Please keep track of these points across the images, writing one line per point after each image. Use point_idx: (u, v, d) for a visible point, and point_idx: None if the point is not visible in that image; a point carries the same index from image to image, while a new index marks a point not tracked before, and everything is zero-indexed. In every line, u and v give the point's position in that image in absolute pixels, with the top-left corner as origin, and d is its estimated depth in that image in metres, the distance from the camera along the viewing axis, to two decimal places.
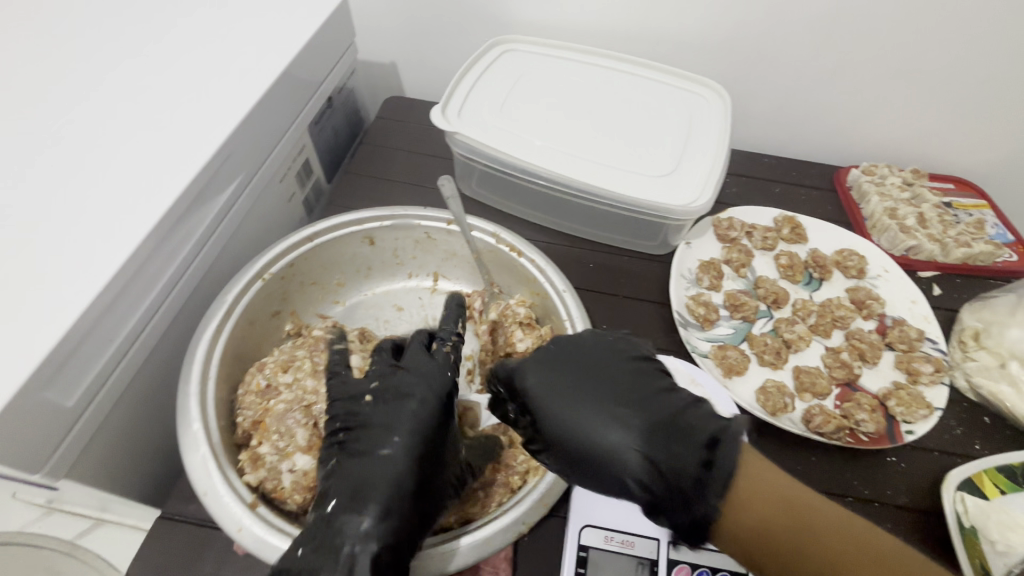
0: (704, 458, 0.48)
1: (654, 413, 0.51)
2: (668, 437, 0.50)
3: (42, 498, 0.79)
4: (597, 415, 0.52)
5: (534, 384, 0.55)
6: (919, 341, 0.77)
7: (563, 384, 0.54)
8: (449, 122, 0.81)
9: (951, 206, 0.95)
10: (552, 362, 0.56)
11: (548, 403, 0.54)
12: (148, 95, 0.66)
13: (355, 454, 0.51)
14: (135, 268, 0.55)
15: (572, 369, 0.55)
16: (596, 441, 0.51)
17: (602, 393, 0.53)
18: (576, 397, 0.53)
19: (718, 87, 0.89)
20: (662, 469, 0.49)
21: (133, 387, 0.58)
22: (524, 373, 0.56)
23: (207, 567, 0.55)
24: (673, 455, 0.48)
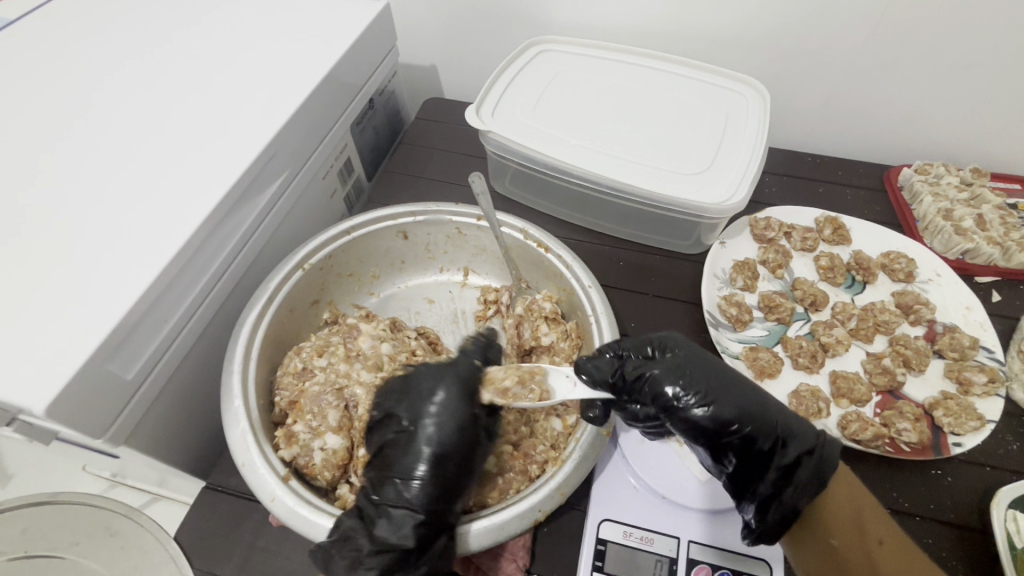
0: (808, 456, 0.51)
1: (775, 406, 0.53)
2: (809, 435, 0.52)
3: (111, 471, 0.85)
4: (733, 388, 0.52)
5: (674, 350, 0.56)
6: (973, 350, 0.72)
7: (702, 357, 0.55)
8: (483, 121, 0.83)
9: (1016, 207, 0.88)
10: (693, 346, 0.57)
11: (694, 372, 0.53)
12: (203, 98, 0.71)
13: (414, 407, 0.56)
14: (188, 254, 0.59)
15: (708, 354, 0.56)
16: (731, 410, 0.51)
17: (744, 381, 0.54)
18: (713, 372, 0.54)
19: (757, 83, 0.87)
20: (782, 448, 0.51)
21: (185, 366, 0.63)
22: (670, 346, 0.57)
23: (245, 536, 0.59)
24: (788, 440, 0.51)
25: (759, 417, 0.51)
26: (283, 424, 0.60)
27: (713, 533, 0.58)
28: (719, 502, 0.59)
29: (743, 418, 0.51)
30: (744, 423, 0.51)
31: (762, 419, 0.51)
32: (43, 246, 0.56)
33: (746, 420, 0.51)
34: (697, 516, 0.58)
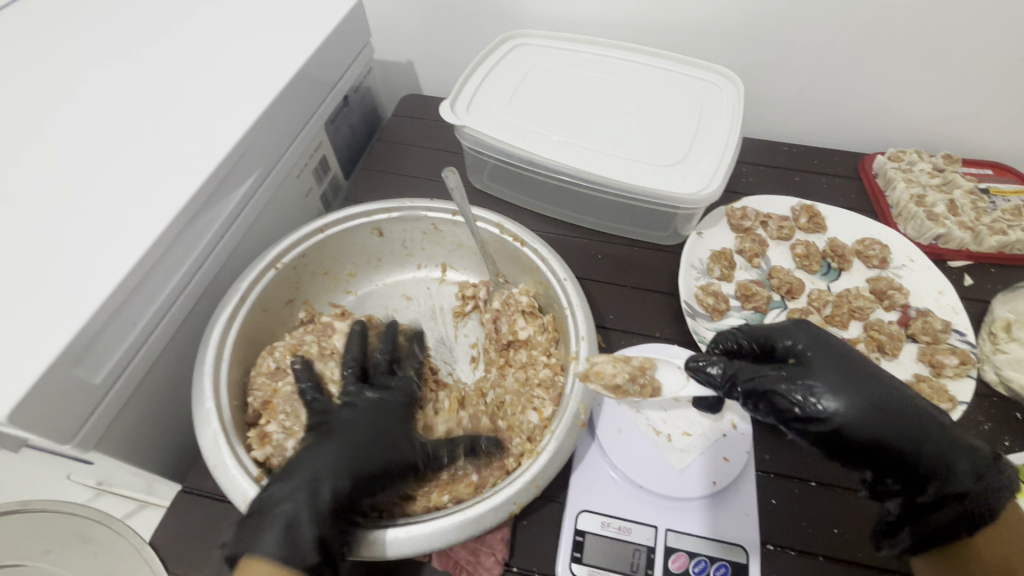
0: (985, 470, 0.49)
1: (923, 409, 0.51)
2: (957, 445, 0.50)
3: (89, 478, 0.83)
4: (858, 393, 0.51)
5: (801, 347, 0.56)
6: (945, 333, 0.73)
7: (829, 359, 0.54)
8: (458, 116, 0.83)
9: (987, 192, 0.89)
10: (822, 334, 0.57)
11: (825, 369, 0.53)
12: (170, 97, 0.70)
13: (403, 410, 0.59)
14: (156, 255, 0.58)
15: (840, 348, 0.56)
16: (874, 412, 0.50)
17: (883, 380, 0.53)
18: (847, 369, 0.53)
19: (731, 73, 0.88)
20: (936, 460, 0.49)
21: (156, 369, 0.62)
22: (793, 339, 0.57)
23: (222, 537, 0.59)
24: (947, 453, 0.49)
25: (900, 423, 0.50)
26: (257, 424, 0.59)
27: (690, 520, 0.58)
28: (696, 489, 0.59)
29: (891, 424, 0.50)
30: (876, 428, 0.50)
31: (900, 429, 0.50)
32: (5, 249, 0.55)
33: (898, 426, 0.50)
34: (674, 504, 0.59)
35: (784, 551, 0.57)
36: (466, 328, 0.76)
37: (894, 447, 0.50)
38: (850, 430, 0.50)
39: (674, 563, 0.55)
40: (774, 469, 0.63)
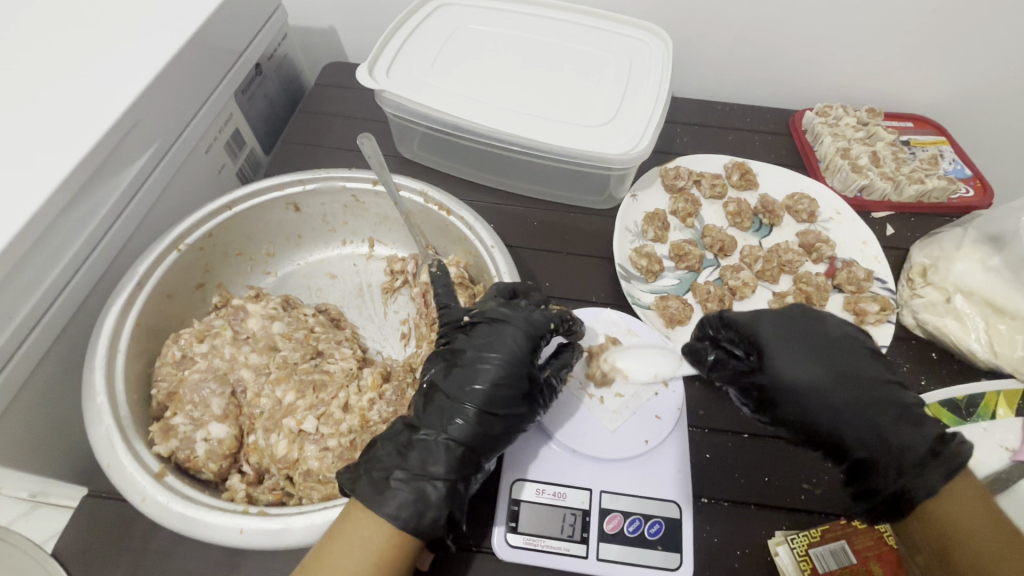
0: (909, 471, 0.51)
1: (851, 395, 0.54)
2: (892, 440, 0.52)
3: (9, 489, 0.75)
4: (799, 371, 0.55)
5: (761, 337, 0.58)
6: (868, 282, 0.75)
7: (780, 345, 0.57)
8: (376, 81, 0.77)
9: (907, 143, 0.92)
10: (784, 323, 0.59)
11: (773, 362, 0.56)
12: (40, 64, 0.62)
13: (452, 374, 0.53)
14: (31, 241, 0.52)
15: (798, 336, 0.58)
16: (803, 401, 0.55)
17: (818, 368, 0.56)
18: (802, 357, 0.56)
19: (659, 29, 0.86)
20: (863, 450, 0.53)
21: (43, 367, 0.57)
22: (749, 325, 0.59)
23: (135, 538, 0.54)
24: (877, 445, 0.53)
25: (824, 413, 0.54)
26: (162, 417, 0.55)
27: (625, 481, 0.58)
28: (631, 449, 0.59)
29: (818, 414, 0.54)
30: (804, 414, 0.55)
31: (840, 421, 0.53)
32: None
33: (832, 416, 0.54)
34: (609, 466, 0.59)
35: (718, 503, 0.58)
36: (396, 304, 0.73)
37: (830, 435, 0.54)
38: (789, 410, 0.55)
39: (609, 524, 0.55)
40: (709, 425, 0.64)
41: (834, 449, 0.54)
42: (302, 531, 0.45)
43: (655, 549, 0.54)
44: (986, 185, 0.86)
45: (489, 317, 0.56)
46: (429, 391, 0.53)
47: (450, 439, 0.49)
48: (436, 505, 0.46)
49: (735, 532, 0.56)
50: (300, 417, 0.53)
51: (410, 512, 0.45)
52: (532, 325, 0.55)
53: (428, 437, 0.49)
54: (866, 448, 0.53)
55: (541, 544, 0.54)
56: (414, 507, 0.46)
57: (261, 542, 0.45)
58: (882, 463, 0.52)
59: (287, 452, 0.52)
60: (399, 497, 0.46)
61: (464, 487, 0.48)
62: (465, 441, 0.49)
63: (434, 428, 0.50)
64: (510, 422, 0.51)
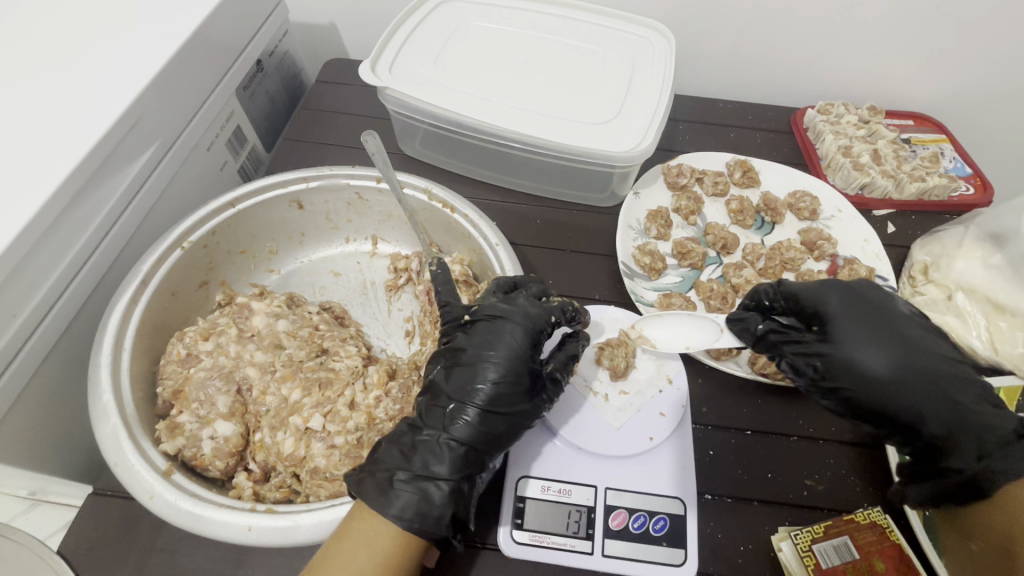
0: (992, 450, 0.51)
1: (936, 375, 0.53)
2: (971, 417, 0.52)
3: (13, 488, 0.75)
4: (879, 348, 0.54)
5: (832, 312, 0.57)
6: (869, 279, 0.75)
7: (856, 321, 0.56)
8: (379, 78, 0.77)
9: (908, 141, 0.92)
10: (856, 298, 0.58)
11: (853, 339, 0.55)
12: (42, 60, 0.61)
13: (453, 373, 0.53)
14: (35, 239, 0.52)
15: (878, 314, 0.56)
16: (883, 380, 0.53)
17: (900, 346, 0.55)
18: (883, 335, 0.55)
19: (662, 27, 0.86)
20: (940, 427, 0.52)
21: (47, 365, 0.56)
22: (826, 302, 0.58)
23: (142, 536, 0.54)
24: (956, 423, 0.52)
25: (903, 391, 0.53)
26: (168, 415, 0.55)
27: (629, 478, 0.58)
28: (635, 445, 0.60)
29: (899, 392, 0.53)
30: (881, 391, 0.53)
31: (924, 399, 0.53)
32: None
33: (913, 393, 0.53)
34: (612, 462, 0.59)
35: (722, 499, 0.58)
36: (399, 302, 0.73)
37: (904, 412, 0.53)
38: (868, 388, 0.54)
39: (614, 521, 0.56)
40: (712, 421, 0.64)
41: (909, 428, 0.54)
42: (310, 532, 0.46)
43: (659, 546, 0.54)
44: (986, 183, 0.87)
45: (488, 312, 0.55)
46: (432, 390, 0.53)
47: (453, 440, 0.49)
48: (440, 505, 0.47)
49: (738, 528, 0.57)
50: (306, 414, 0.53)
51: (413, 513, 0.46)
52: (531, 321, 0.55)
53: (433, 437, 0.49)
54: (945, 425, 0.53)
55: (546, 540, 0.55)
56: (418, 508, 0.46)
57: (269, 539, 0.45)
58: (956, 440, 0.52)
59: (293, 450, 0.52)
60: (403, 498, 0.46)
61: (468, 486, 0.48)
62: (467, 441, 0.49)
63: (436, 428, 0.50)
64: (512, 419, 0.51)
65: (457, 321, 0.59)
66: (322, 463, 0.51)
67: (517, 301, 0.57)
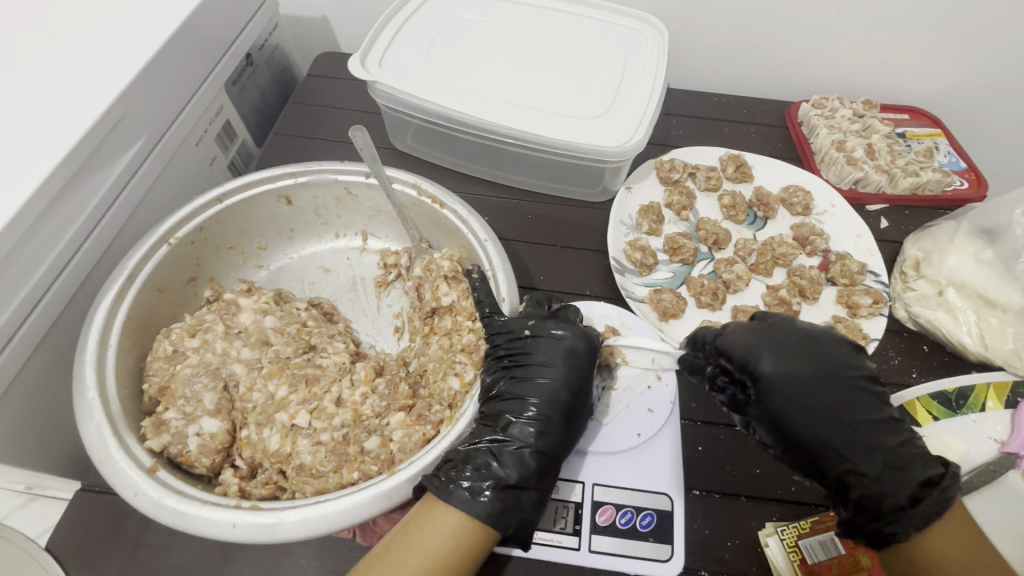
0: (891, 513, 0.50)
1: (840, 439, 0.52)
2: (879, 480, 0.50)
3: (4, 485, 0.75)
4: (799, 408, 0.53)
5: (758, 369, 0.54)
6: (861, 275, 0.75)
7: (784, 379, 0.54)
8: (369, 72, 0.76)
9: (903, 135, 0.92)
10: (785, 353, 0.55)
11: (778, 396, 0.54)
12: (24, 53, 0.61)
13: (520, 387, 0.55)
14: (18, 235, 0.51)
15: (810, 370, 0.54)
16: (794, 435, 0.53)
17: (818, 412, 0.53)
18: (804, 393, 0.53)
19: (656, 20, 0.85)
20: (845, 488, 0.52)
21: (33, 361, 0.56)
22: (757, 359, 0.55)
23: (129, 531, 0.55)
24: (862, 484, 0.51)
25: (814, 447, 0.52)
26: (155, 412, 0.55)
27: (617, 473, 0.59)
28: (622, 442, 0.60)
29: (811, 454, 0.53)
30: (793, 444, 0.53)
31: (827, 457, 0.52)
32: None
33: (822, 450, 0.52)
34: (599, 458, 0.60)
35: (710, 495, 0.58)
36: (389, 298, 0.73)
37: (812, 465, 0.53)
38: (778, 440, 0.54)
39: (601, 516, 0.56)
40: (700, 417, 0.63)
41: (819, 480, 0.53)
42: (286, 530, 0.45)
43: (646, 541, 0.54)
44: (980, 178, 0.86)
45: (549, 328, 0.58)
46: (503, 403, 0.55)
47: (536, 448, 0.52)
48: (530, 511, 0.49)
49: (725, 523, 0.56)
50: (292, 411, 0.53)
51: (506, 517, 0.48)
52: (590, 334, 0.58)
53: (517, 445, 0.51)
54: (851, 485, 0.51)
55: (533, 536, 0.55)
56: (511, 514, 0.48)
57: (253, 536, 0.45)
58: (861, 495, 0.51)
59: (280, 446, 0.52)
60: (495, 505, 0.48)
61: (547, 492, 0.52)
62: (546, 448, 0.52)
63: (518, 440, 0.52)
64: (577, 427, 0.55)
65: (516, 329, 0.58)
66: (307, 459, 0.51)
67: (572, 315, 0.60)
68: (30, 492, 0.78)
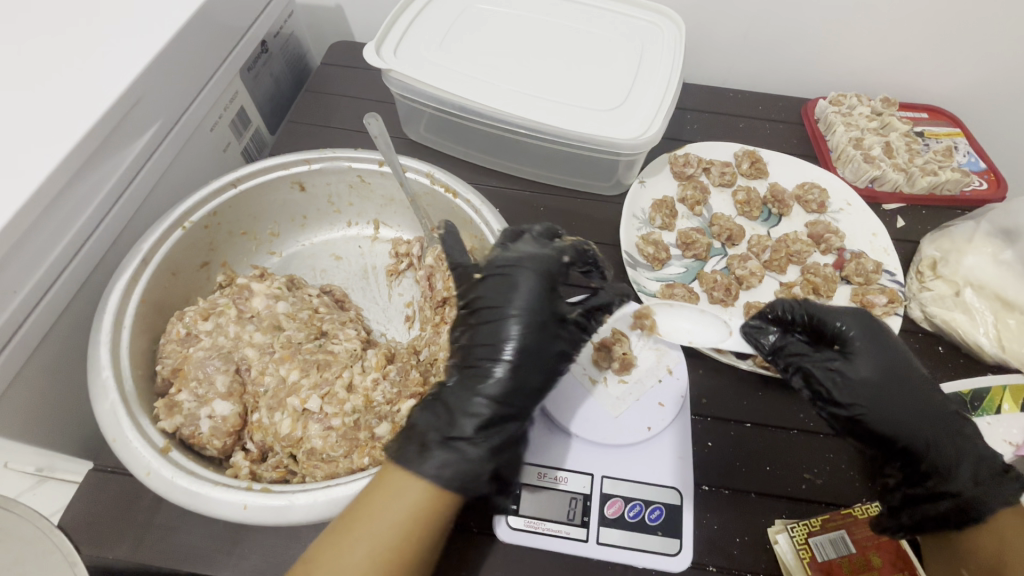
0: (990, 481, 0.50)
1: (930, 400, 0.53)
2: (966, 445, 0.52)
3: (17, 467, 0.76)
4: (886, 365, 0.54)
5: (848, 334, 0.56)
6: (876, 274, 0.74)
7: (870, 340, 0.55)
8: (383, 59, 0.76)
9: (922, 134, 0.90)
10: (868, 321, 0.57)
11: (866, 358, 0.55)
12: (44, 33, 0.61)
13: (477, 332, 0.53)
14: (37, 214, 0.52)
15: (883, 338, 0.56)
16: (882, 395, 0.53)
17: (902, 373, 0.54)
18: (889, 355, 0.55)
19: (673, 13, 0.84)
20: (935, 458, 0.52)
21: (48, 340, 0.57)
22: (844, 324, 0.56)
23: (140, 513, 0.55)
24: (958, 449, 0.52)
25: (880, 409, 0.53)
26: (167, 393, 0.56)
27: (627, 467, 0.58)
28: (632, 435, 0.60)
29: (899, 418, 0.53)
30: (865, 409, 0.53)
31: (919, 421, 0.52)
32: None
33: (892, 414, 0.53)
34: (607, 450, 0.59)
35: (718, 490, 0.58)
36: (400, 287, 0.73)
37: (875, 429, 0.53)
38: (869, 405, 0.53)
39: (610, 509, 0.56)
40: (711, 413, 0.63)
41: (904, 451, 0.53)
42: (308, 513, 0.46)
43: (654, 535, 0.54)
44: (999, 179, 0.85)
45: (497, 263, 0.55)
46: (468, 350, 0.53)
47: (491, 395, 0.49)
48: (475, 464, 0.46)
49: (735, 519, 0.56)
50: (303, 396, 0.54)
51: (452, 473, 0.45)
52: (543, 265, 0.55)
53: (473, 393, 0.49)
54: (937, 453, 0.52)
55: (541, 526, 0.55)
56: (454, 469, 0.46)
57: (264, 518, 0.45)
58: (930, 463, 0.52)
59: (291, 430, 0.52)
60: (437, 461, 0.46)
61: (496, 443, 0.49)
62: (505, 393, 0.50)
63: (469, 390, 0.50)
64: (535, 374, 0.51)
65: (468, 276, 0.57)
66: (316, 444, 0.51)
67: (525, 248, 0.56)
68: (44, 474, 0.78)
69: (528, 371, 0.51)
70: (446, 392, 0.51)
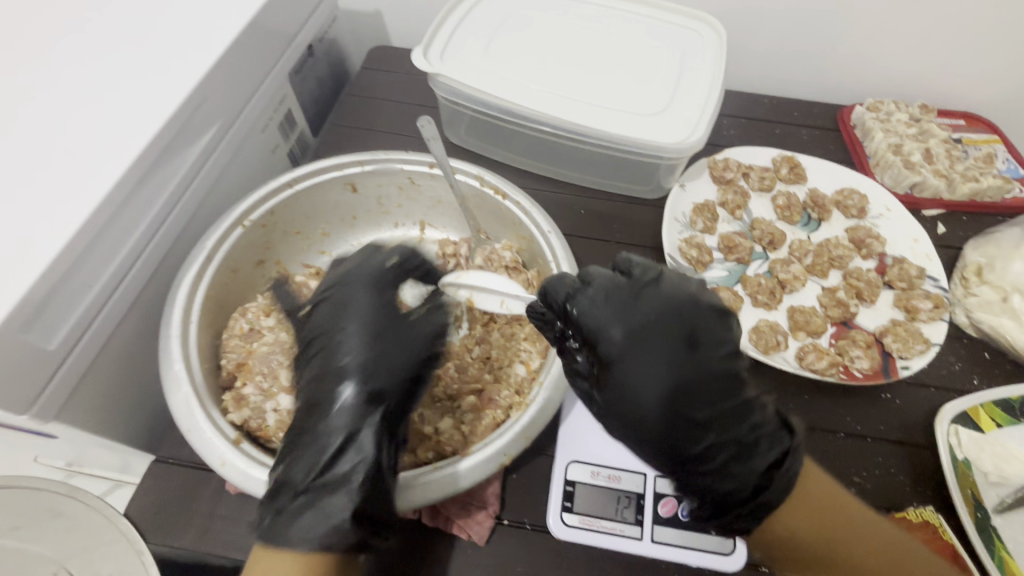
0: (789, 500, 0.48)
1: (712, 421, 0.48)
2: (733, 470, 0.48)
3: (69, 459, 0.77)
4: (660, 380, 0.47)
5: (617, 344, 0.49)
6: (920, 279, 0.74)
7: (638, 346, 0.48)
8: (431, 64, 0.78)
9: (961, 141, 0.90)
10: (649, 324, 0.49)
11: (625, 371, 0.48)
12: (114, 37, 0.63)
13: (319, 362, 0.53)
14: (111, 211, 0.54)
15: (674, 344, 0.49)
16: (644, 413, 0.47)
17: (649, 394, 0.47)
18: (667, 366, 0.48)
19: (714, 19, 0.85)
20: (729, 485, 0.48)
21: (117, 334, 0.59)
22: (604, 328, 0.49)
23: (203, 505, 0.56)
24: (723, 468, 0.48)
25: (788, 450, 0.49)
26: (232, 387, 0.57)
27: None
28: None
29: (680, 443, 0.47)
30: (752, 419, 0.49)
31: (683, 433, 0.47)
32: None
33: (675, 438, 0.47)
34: None
35: None
36: None
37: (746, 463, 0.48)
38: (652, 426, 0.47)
39: (663, 508, 0.56)
40: None
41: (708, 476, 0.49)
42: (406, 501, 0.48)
43: (709, 534, 0.55)
44: None
45: (352, 276, 0.57)
46: (318, 383, 0.51)
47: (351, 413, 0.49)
48: (338, 514, 0.46)
49: None
50: None
51: (322, 526, 0.45)
52: (368, 277, 0.57)
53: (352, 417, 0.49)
54: (717, 480, 0.49)
55: (597, 524, 0.55)
56: (325, 526, 0.45)
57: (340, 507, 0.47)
58: (707, 483, 0.49)
59: None
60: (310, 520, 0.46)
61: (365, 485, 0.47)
62: (355, 419, 0.49)
63: (327, 432, 0.49)
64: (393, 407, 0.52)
65: (297, 313, 0.59)
66: None
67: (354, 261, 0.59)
68: (93, 468, 0.80)
69: (354, 402, 0.50)
70: (304, 431, 0.49)
